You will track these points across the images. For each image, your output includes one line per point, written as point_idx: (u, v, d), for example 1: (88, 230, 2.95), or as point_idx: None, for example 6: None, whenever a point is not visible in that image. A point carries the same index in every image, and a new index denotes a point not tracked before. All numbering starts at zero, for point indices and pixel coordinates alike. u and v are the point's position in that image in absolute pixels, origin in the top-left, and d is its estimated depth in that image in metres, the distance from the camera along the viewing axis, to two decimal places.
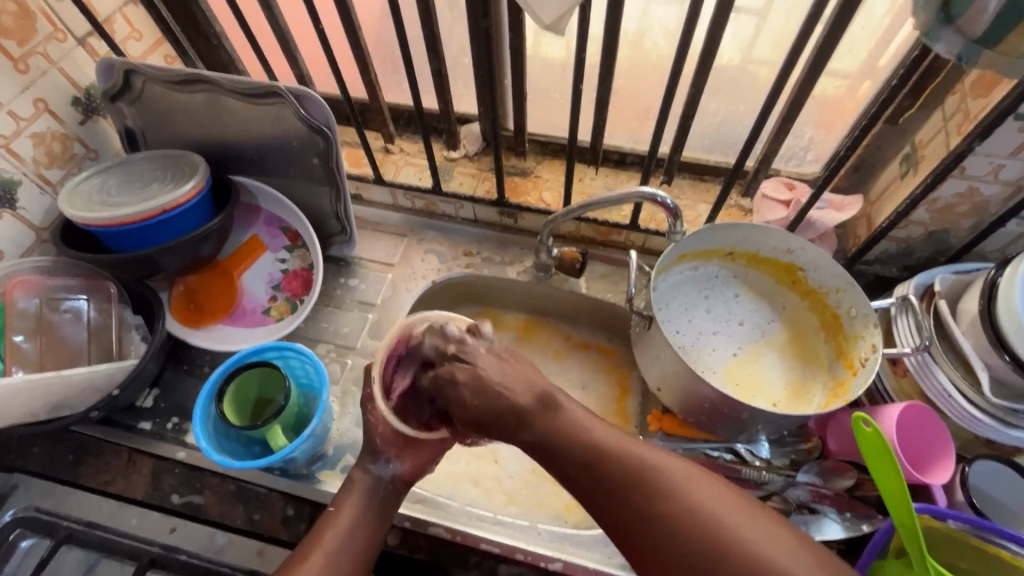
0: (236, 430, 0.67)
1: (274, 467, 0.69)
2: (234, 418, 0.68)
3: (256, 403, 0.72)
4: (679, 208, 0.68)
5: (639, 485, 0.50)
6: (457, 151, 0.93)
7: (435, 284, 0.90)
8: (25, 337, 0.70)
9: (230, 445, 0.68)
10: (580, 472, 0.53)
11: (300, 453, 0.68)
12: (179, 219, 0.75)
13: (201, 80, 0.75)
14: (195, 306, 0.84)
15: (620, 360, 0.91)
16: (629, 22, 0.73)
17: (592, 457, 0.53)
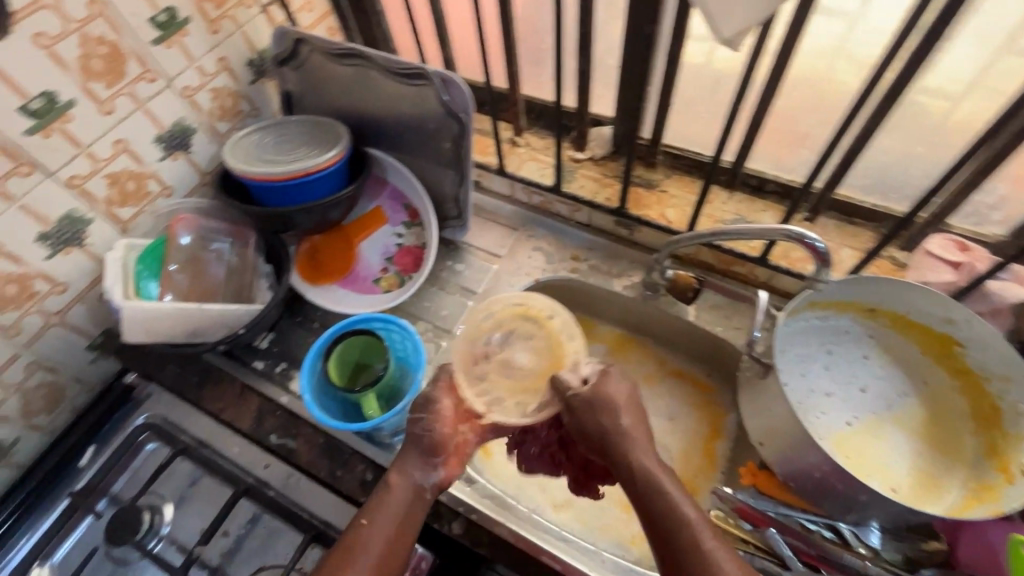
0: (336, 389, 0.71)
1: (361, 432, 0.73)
2: (337, 378, 0.72)
3: (354, 366, 0.75)
4: (829, 253, 0.60)
5: (697, 553, 0.53)
6: (583, 152, 0.91)
7: (537, 283, 0.90)
8: (177, 267, 0.79)
9: (328, 402, 0.72)
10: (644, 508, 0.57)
11: (386, 424, 0.71)
12: (317, 182, 0.81)
13: (359, 56, 0.80)
14: (315, 264, 0.91)
15: (716, 399, 0.85)
16: (808, 40, 0.66)
17: (666, 518, 0.55)
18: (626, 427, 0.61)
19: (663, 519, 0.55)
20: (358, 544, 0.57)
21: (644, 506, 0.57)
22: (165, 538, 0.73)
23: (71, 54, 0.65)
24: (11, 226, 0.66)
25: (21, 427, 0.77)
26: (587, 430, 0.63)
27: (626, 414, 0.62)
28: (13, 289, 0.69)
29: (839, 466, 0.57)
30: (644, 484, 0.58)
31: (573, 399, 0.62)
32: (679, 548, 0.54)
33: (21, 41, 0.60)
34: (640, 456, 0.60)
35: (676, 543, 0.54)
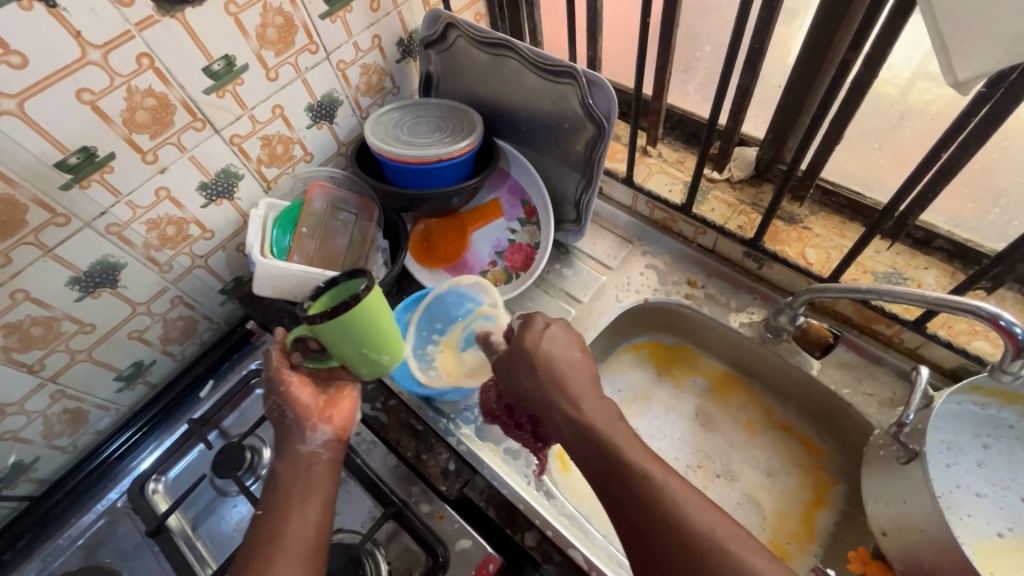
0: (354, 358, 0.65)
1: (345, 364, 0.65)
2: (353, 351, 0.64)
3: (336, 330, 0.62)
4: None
5: (641, 496, 0.51)
6: (720, 173, 0.85)
7: (646, 302, 0.85)
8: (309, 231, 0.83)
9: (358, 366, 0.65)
10: (600, 475, 0.55)
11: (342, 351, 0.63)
12: (445, 170, 0.82)
13: (508, 47, 0.79)
14: (427, 246, 0.92)
15: (826, 464, 0.77)
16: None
17: (608, 464, 0.54)
18: (550, 375, 0.60)
19: (609, 472, 0.54)
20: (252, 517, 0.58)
21: (586, 458, 0.56)
22: (261, 479, 0.78)
23: (253, 23, 0.69)
24: (178, 174, 0.72)
25: (159, 351, 0.85)
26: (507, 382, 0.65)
27: (551, 361, 0.61)
28: (172, 230, 0.76)
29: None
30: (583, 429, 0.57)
31: (498, 359, 0.65)
32: (620, 495, 0.53)
33: (215, 7, 0.65)
34: (573, 403, 0.59)
35: (619, 490, 0.53)
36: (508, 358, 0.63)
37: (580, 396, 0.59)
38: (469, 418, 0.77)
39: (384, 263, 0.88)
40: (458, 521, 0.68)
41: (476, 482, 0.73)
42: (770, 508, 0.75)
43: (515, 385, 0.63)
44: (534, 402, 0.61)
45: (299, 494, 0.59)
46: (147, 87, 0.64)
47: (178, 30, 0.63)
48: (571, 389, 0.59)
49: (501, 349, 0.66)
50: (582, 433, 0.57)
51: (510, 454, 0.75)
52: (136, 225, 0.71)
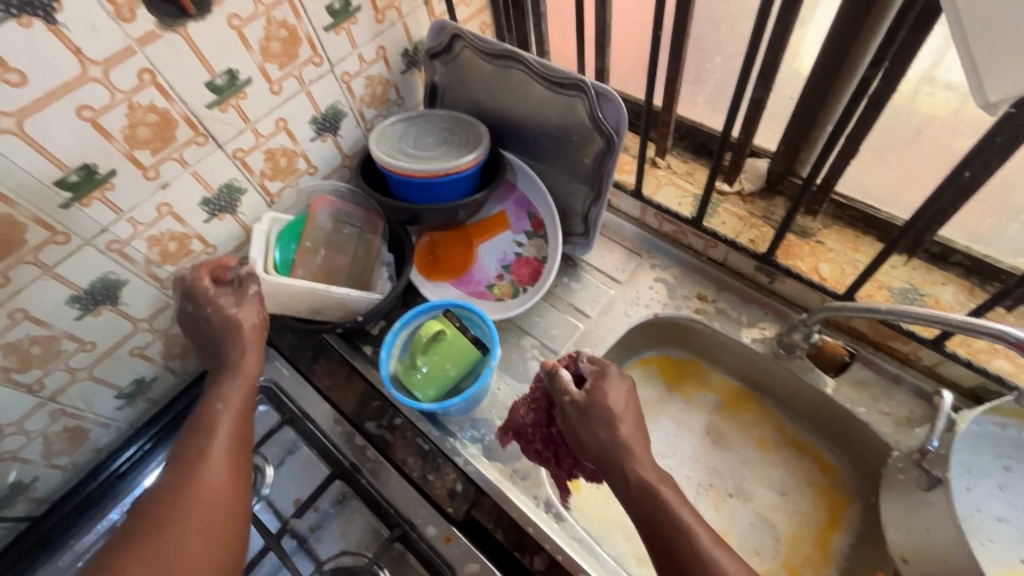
0: (431, 379, 0.71)
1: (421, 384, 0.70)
2: (438, 365, 0.71)
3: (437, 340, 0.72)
4: None
5: (701, 559, 0.50)
6: (731, 185, 0.83)
7: (655, 317, 0.84)
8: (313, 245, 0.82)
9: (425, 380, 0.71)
10: (656, 537, 0.53)
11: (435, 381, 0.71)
12: (452, 184, 0.81)
13: (514, 58, 0.78)
14: (432, 259, 0.91)
15: (840, 483, 0.76)
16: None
17: (668, 530, 0.52)
18: (623, 435, 0.58)
19: (669, 537, 0.52)
20: (210, 408, 0.63)
21: (646, 517, 0.54)
22: (264, 499, 0.76)
23: (256, 36, 0.68)
24: (181, 189, 0.71)
25: (160, 367, 0.84)
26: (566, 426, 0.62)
27: (623, 421, 0.59)
28: (173, 246, 0.74)
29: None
30: (650, 502, 0.55)
31: (570, 404, 0.61)
32: (680, 556, 0.51)
33: (218, 20, 0.64)
34: (641, 462, 0.57)
35: (679, 553, 0.51)
36: (583, 405, 0.60)
37: (644, 456, 0.58)
38: (476, 435, 0.77)
39: (388, 277, 0.86)
40: (465, 544, 0.67)
41: (484, 503, 0.70)
42: (784, 529, 0.73)
43: (582, 432, 0.60)
44: (598, 457, 0.59)
45: (239, 407, 0.64)
46: (148, 103, 0.62)
47: (180, 45, 0.62)
48: (638, 448, 0.58)
49: (571, 389, 0.62)
50: (647, 494, 0.55)
51: (518, 473, 0.73)
52: (137, 242, 0.70)
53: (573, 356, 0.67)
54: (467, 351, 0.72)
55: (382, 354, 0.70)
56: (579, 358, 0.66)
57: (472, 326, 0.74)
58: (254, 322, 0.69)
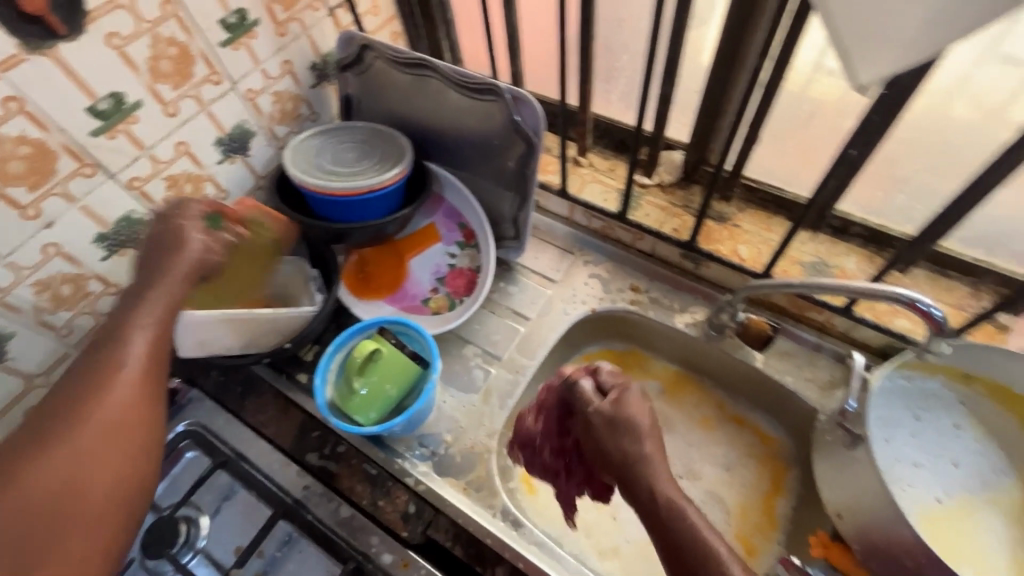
0: (371, 401, 0.67)
1: (360, 407, 0.67)
2: (377, 385, 0.68)
3: (375, 359, 0.68)
4: (946, 323, 0.54)
5: None
6: (651, 178, 0.86)
7: (592, 313, 0.85)
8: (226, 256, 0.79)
9: (365, 403, 0.67)
10: (683, 566, 0.48)
11: (377, 402, 0.68)
12: (376, 201, 0.79)
13: (427, 66, 0.77)
14: (363, 277, 0.88)
15: (777, 451, 0.80)
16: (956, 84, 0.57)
17: (698, 559, 0.48)
18: (647, 452, 0.54)
19: (699, 566, 0.48)
20: (147, 277, 0.57)
21: (673, 546, 0.49)
22: (200, 552, 0.70)
23: (142, 55, 0.63)
24: (69, 227, 0.64)
25: None
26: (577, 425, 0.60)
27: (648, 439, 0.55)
28: (67, 289, 0.67)
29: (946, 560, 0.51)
30: (679, 529, 0.50)
31: (593, 414, 0.58)
32: None
33: (95, 40, 0.58)
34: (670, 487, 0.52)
35: None
36: (607, 418, 0.57)
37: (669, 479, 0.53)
38: (426, 453, 0.74)
39: (319, 292, 0.83)
40: (423, 567, 0.64)
41: (439, 521, 0.68)
42: (733, 503, 0.76)
43: (597, 447, 0.57)
44: (624, 480, 0.55)
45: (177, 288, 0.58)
46: (18, 134, 0.56)
47: (50, 69, 0.56)
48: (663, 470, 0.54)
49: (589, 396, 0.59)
50: (678, 521, 0.50)
51: (473, 485, 0.72)
52: (21, 289, 0.63)
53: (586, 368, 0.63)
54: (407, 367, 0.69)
55: (317, 381, 0.67)
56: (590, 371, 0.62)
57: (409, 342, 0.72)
58: (201, 256, 0.61)
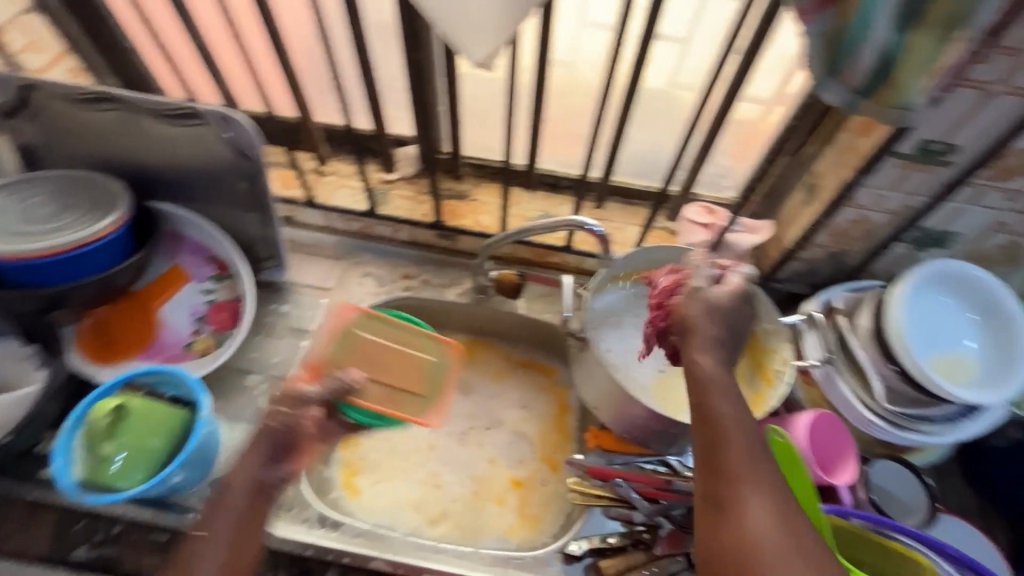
0: (122, 466, 0.60)
1: (110, 476, 0.60)
2: (129, 444, 0.61)
3: (119, 416, 0.61)
4: (607, 235, 0.72)
5: (745, 491, 0.45)
6: (394, 173, 0.92)
7: (372, 308, 0.88)
8: None
9: (116, 468, 0.60)
10: (721, 474, 0.46)
11: (136, 466, 0.61)
12: (99, 253, 0.71)
13: (114, 99, 0.70)
14: (106, 341, 0.78)
15: (559, 378, 0.92)
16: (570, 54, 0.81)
17: (738, 466, 0.46)
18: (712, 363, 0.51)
19: (730, 472, 0.46)
20: None
21: (718, 457, 0.47)
22: None
23: None
24: None
25: None
26: (372, 360, 0.80)
27: (716, 335, 0.52)
28: None
29: (653, 412, 0.68)
30: (718, 432, 0.47)
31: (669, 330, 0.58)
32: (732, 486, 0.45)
33: None
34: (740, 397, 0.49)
35: (733, 486, 0.45)
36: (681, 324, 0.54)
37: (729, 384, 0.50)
38: None
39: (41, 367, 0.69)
40: None
41: None
42: (533, 433, 0.87)
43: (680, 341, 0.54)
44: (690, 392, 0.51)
45: None
46: None
47: None
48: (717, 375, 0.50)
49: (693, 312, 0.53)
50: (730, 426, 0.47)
51: (281, 509, 0.70)
52: None
53: (719, 264, 0.59)
54: (167, 414, 0.63)
55: (55, 462, 0.58)
56: (728, 270, 0.57)
57: (173, 389, 0.67)
58: None
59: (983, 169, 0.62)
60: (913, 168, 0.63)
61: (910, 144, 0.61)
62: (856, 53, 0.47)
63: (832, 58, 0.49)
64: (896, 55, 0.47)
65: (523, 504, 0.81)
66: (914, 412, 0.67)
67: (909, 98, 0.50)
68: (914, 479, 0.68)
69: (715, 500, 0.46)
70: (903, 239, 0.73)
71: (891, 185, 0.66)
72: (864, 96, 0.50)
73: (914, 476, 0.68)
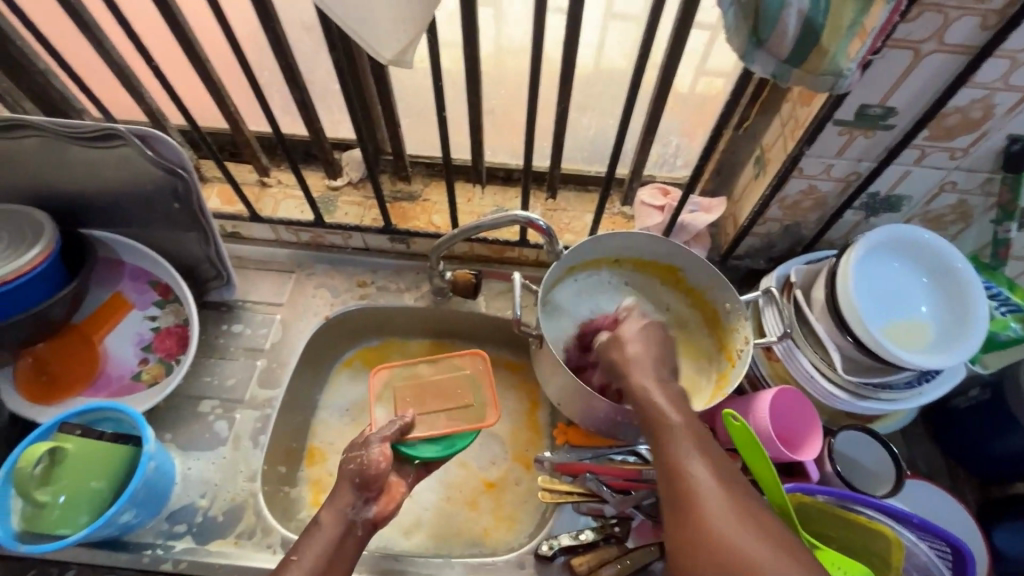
0: (64, 511, 0.57)
1: (53, 522, 0.57)
2: (68, 489, 0.58)
3: (58, 460, 0.58)
4: (553, 231, 0.70)
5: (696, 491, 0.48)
6: (339, 179, 0.89)
7: (328, 320, 0.86)
8: None
9: (56, 514, 0.57)
10: (672, 479, 0.50)
11: (79, 510, 0.58)
12: (25, 289, 0.68)
13: (25, 125, 0.66)
14: (47, 379, 0.75)
15: (528, 374, 0.90)
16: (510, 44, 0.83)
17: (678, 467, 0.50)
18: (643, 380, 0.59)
19: (676, 476, 0.50)
20: None
21: (666, 463, 0.51)
22: None
23: None
24: None
25: None
26: (423, 401, 0.71)
27: (643, 359, 0.61)
28: None
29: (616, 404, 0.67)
30: (662, 441, 0.53)
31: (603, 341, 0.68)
32: (682, 485, 0.49)
33: None
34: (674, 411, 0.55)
35: (687, 488, 0.48)
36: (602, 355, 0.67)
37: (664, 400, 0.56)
38: (182, 529, 0.67)
39: None
40: None
41: None
42: (504, 432, 0.85)
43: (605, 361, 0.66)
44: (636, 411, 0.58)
45: None
46: None
47: None
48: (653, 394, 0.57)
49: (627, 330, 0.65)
50: (664, 434, 0.53)
51: (243, 536, 0.68)
52: None
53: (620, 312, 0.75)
54: (110, 454, 0.61)
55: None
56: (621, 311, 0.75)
57: (112, 424, 0.65)
58: None
59: (925, 131, 0.61)
60: (856, 134, 0.62)
61: (850, 109, 0.59)
62: (778, 20, 0.45)
63: (756, 28, 0.47)
64: (819, 20, 0.45)
65: (497, 505, 0.80)
66: (873, 380, 0.66)
67: (839, 63, 0.48)
68: (882, 449, 0.67)
69: (664, 479, 0.51)
70: (854, 206, 0.72)
71: (836, 153, 0.65)
72: (792, 64, 0.49)
73: (881, 445, 0.67)
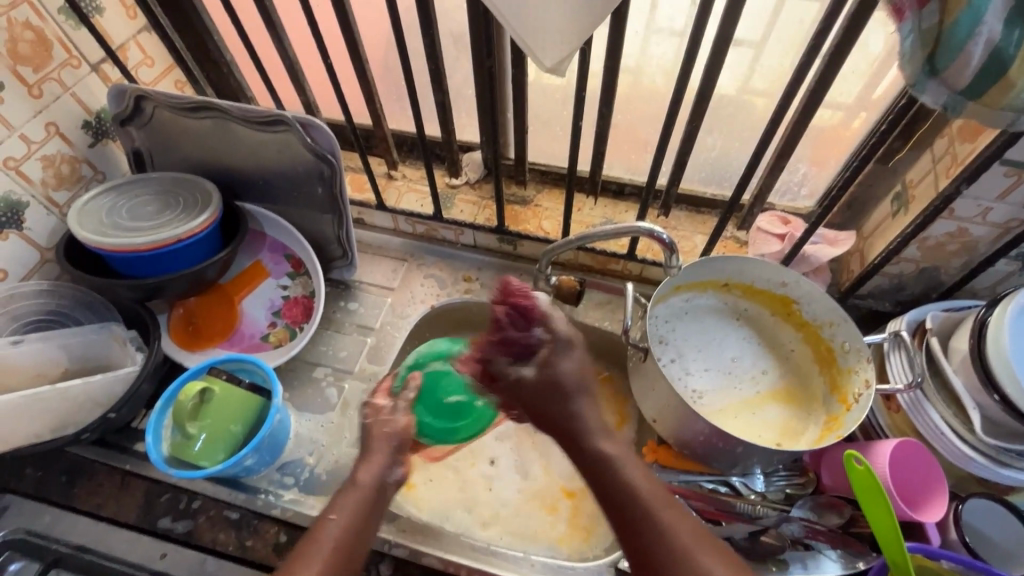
0: (206, 448, 0.66)
1: (199, 456, 0.65)
2: (211, 429, 0.66)
3: (204, 402, 0.67)
4: (674, 242, 0.69)
5: (665, 537, 0.52)
6: (458, 178, 0.94)
7: (433, 309, 0.91)
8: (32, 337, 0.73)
9: (201, 449, 0.65)
10: (625, 514, 0.54)
11: (218, 449, 0.66)
12: (192, 248, 0.77)
13: (211, 107, 0.76)
14: (193, 329, 0.85)
15: (616, 386, 0.89)
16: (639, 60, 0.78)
17: (630, 501, 0.55)
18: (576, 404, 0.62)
19: (635, 514, 0.54)
20: None
21: (612, 498, 0.56)
22: None
23: None
24: None
25: None
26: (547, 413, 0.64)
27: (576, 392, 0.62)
28: None
29: (717, 430, 0.65)
30: (606, 473, 0.57)
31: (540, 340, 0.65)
32: (641, 524, 0.53)
33: None
34: (601, 448, 0.59)
35: (637, 524, 0.53)
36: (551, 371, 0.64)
37: (608, 444, 0.59)
38: (290, 481, 0.74)
39: (139, 349, 0.77)
40: None
41: None
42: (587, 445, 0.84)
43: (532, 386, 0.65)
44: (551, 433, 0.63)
45: None
46: None
47: None
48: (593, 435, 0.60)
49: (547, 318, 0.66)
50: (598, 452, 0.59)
51: None
52: None
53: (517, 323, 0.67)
54: (246, 402, 0.69)
55: (148, 439, 0.65)
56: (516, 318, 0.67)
57: (247, 375, 0.72)
58: None
59: None
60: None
61: (1023, 149, 0.55)
62: (962, 48, 0.43)
63: (933, 55, 0.45)
64: (1010, 51, 0.43)
65: (574, 514, 0.80)
66: (1016, 448, 0.60)
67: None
68: (1018, 524, 0.61)
69: (597, 475, 0.58)
70: (1010, 255, 0.66)
71: (997, 195, 0.60)
72: (969, 96, 0.46)
73: (1018, 520, 0.61)
